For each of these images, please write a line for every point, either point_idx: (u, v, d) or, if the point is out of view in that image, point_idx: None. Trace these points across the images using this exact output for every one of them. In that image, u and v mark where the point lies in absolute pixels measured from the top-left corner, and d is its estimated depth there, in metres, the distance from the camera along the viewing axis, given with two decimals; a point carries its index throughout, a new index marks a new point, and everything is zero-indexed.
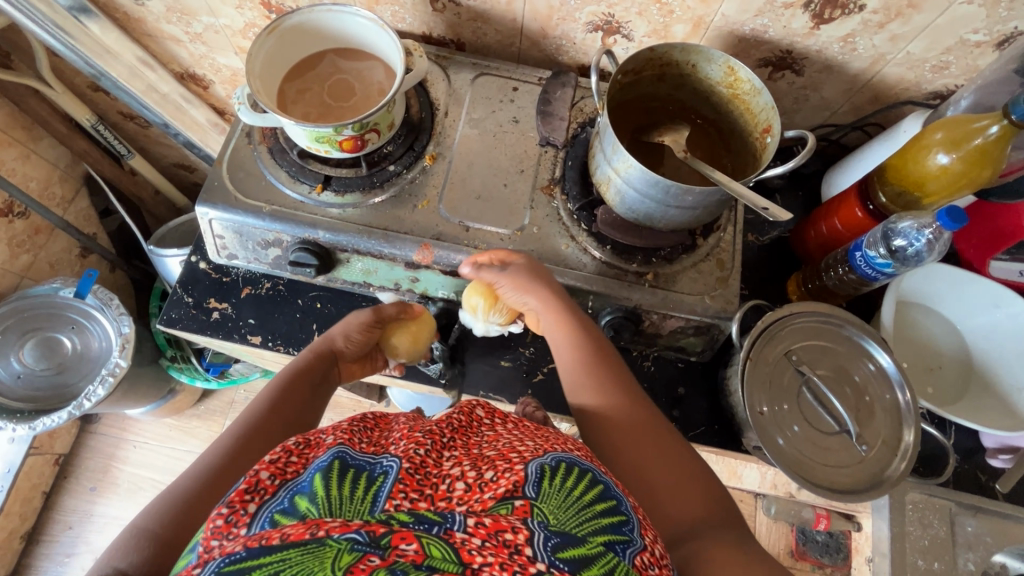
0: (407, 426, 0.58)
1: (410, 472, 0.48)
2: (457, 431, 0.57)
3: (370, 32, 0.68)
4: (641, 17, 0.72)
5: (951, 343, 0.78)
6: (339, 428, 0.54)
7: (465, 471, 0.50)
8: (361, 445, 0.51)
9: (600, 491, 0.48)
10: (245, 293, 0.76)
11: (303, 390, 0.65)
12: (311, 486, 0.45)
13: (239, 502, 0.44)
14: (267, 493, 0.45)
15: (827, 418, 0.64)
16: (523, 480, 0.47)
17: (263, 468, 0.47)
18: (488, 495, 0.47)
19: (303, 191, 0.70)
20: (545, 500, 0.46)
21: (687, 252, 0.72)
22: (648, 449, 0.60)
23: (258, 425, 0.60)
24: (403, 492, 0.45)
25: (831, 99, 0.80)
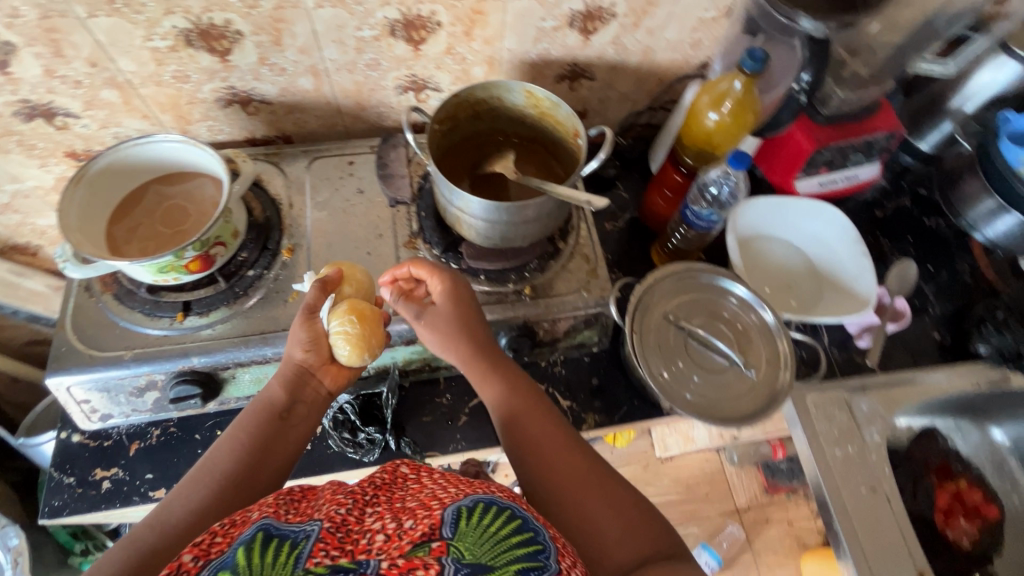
0: (331, 491, 0.56)
1: (332, 531, 0.47)
2: (382, 488, 0.56)
3: (185, 151, 0.68)
4: (441, 69, 0.79)
5: (797, 256, 0.89)
6: (265, 501, 0.52)
7: (386, 525, 0.49)
8: (287, 516, 0.50)
9: (519, 523, 0.47)
10: (134, 449, 0.70)
11: (271, 430, 0.63)
12: (234, 559, 0.43)
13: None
14: (189, 573, 0.43)
15: (715, 358, 0.72)
16: (440, 522, 0.47)
17: (185, 552, 0.46)
18: (406, 540, 0.46)
19: (165, 325, 0.68)
20: (461, 538, 0.46)
21: (553, 257, 0.78)
22: (579, 479, 0.60)
23: (226, 471, 0.58)
24: (324, 550, 0.44)
25: (627, 91, 0.91)
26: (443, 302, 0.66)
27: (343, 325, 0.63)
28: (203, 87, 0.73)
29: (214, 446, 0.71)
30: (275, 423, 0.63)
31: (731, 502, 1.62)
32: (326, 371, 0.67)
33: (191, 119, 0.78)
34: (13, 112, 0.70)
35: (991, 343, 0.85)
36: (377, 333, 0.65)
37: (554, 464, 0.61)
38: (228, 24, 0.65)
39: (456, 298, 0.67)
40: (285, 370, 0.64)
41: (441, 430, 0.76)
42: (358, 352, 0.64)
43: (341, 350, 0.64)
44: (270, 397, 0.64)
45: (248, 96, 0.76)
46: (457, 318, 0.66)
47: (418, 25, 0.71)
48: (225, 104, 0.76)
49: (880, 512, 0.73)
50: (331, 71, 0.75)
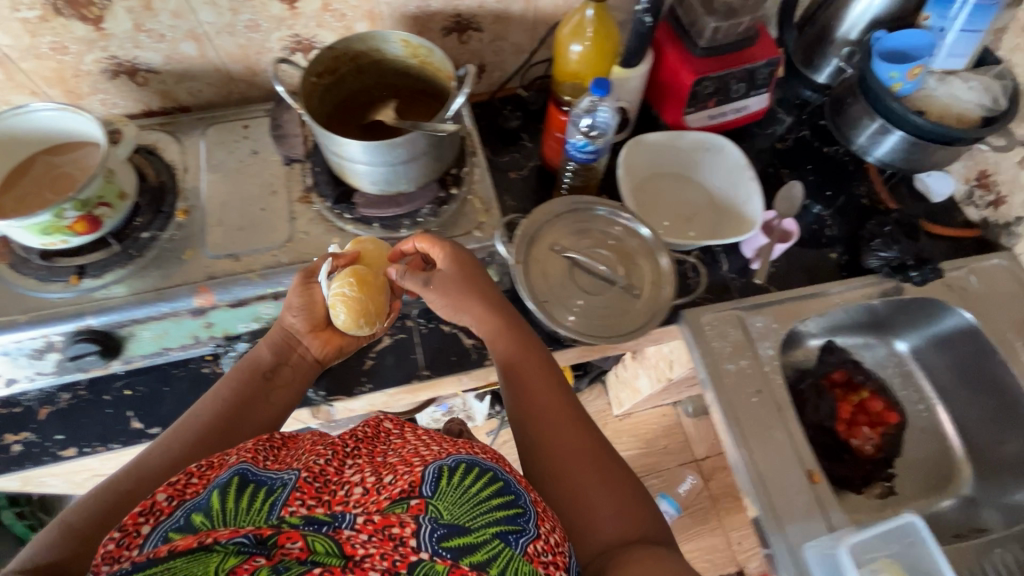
0: (310, 441, 0.58)
1: (308, 480, 0.50)
2: (363, 441, 0.57)
3: (66, 119, 0.70)
4: (323, 28, 0.81)
5: (693, 189, 0.92)
6: (244, 447, 0.54)
7: (364, 477, 0.51)
8: (264, 462, 0.52)
9: (501, 486, 0.49)
10: (44, 413, 0.72)
11: (255, 388, 0.67)
12: (208, 501, 0.46)
13: (132, 525, 0.45)
14: (162, 514, 0.46)
15: (601, 283, 0.75)
16: (420, 481, 0.48)
17: (160, 491, 0.48)
18: (383, 496, 0.48)
19: (60, 289, 0.70)
20: (440, 497, 0.47)
21: (447, 202, 0.80)
22: (573, 443, 0.62)
23: (207, 424, 0.62)
24: (299, 499, 0.47)
25: (519, 42, 0.93)
26: (444, 266, 0.71)
27: (343, 286, 0.67)
28: (85, 58, 0.75)
29: (123, 405, 0.73)
30: (257, 382, 0.68)
31: (689, 452, 1.66)
32: (316, 338, 0.71)
33: (82, 93, 0.79)
34: None
35: (880, 257, 0.87)
36: (373, 301, 0.69)
37: (552, 430, 0.63)
38: None
39: (459, 264, 0.71)
40: (274, 334, 0.70)
41: (349, 376, 0.78)
42: (354, 318, 0.68)
43: (342, 316, 0.68)
44: (256, 360, 0.69)
45: (134, 66, 0.78)
46: (464, 279, 0.71)
47: None
48: (113, 75, 0.78)
49: (770, 417, 0.77)
50: (212, 35, 0.77)
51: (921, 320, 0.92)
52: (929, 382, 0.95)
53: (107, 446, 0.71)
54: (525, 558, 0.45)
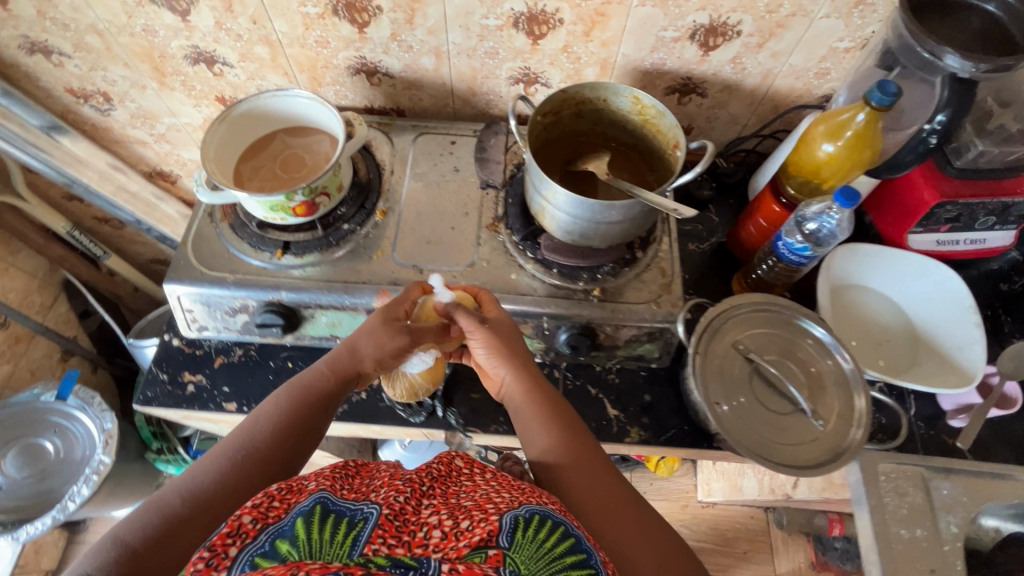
0: (387, 473, 0.62)
1: (389, 518, 0.51)
2: (437, 481, 0.61)
3: (312, 108, 0.75)
4: (553, 66, 0.81)
5: (894, 317, 0.82)
6: (322, 475, 0.57)
7: (442, 519, 0.52)
8: (341, 492, 0.54)
9: (574, 543, 0.50)
10: (218, 362, 0.79)
11: (312, 410, 0.63)
12: (293, 530, 0.47)
13: (221, 545, 0.46)
14: (248, 537, 0.47)
15: (781, 401, 0.68)
16: (497, 530, 0.49)
17: (244, 513, 0.49)
18: (463, 543, 0.48)
19: (265, 258, 0.75)
20: (517, 549, 0.47)
21: (629, 265, 0.77)
22: (641, 541, 0.55)
23: (257, 449, 0.58)
24: (381, 536, 0.48)
25: (738, 113, 0.88)
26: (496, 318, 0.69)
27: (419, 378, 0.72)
28: (338, 54, 0.80)
29: (283, 376, 0.78)
30: (316, 404, 0.63)
31: (771, 568, 1.50)
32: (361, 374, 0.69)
33: (323, 82, 0.86)
34: (183, 55, 0.82)
35: None
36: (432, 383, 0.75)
37: (619, 528, 0.56)
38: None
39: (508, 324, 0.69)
40: (340, 362, 0.65)
41: (487, 411, 0.78)
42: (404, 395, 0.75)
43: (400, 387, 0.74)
44: (309, 374, 0.65)
45: (375, 67, 0.83)
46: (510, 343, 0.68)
47: (541, 20, 0.74)
48: (354, 72, 0.84)
49: None
50: (453, 54, 0.80)
51: None
52: None
53: None
54: None
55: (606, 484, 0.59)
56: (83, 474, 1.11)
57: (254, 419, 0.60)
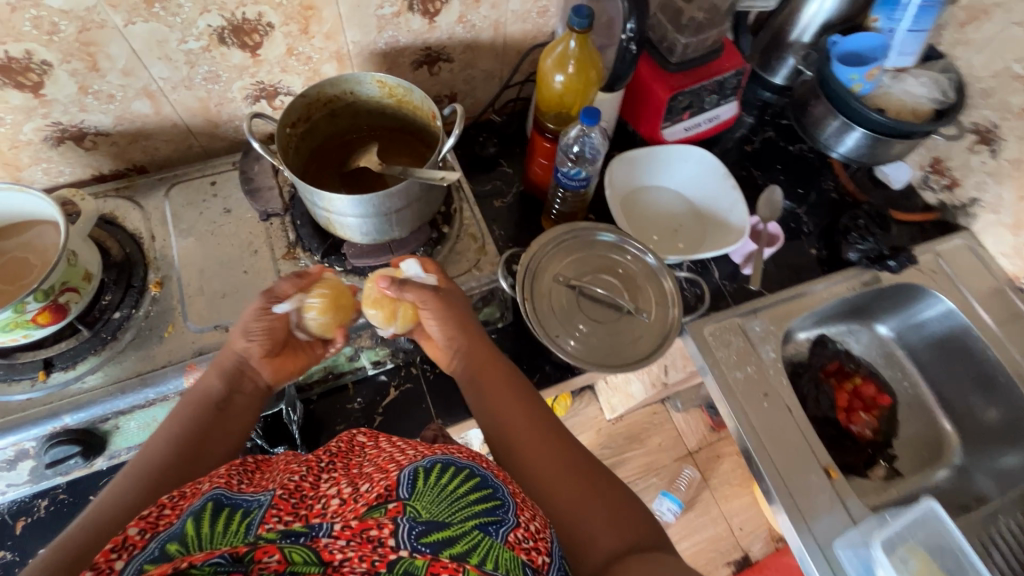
0: (287, 462, 0.55)
1: (284, 498, 0.46)
2: (337, 456, 0.57)
3: (14, 199, 0.63)
4: (288, 72, 0.76)
5: (677, 203, 0.94)
6: (216, 474, 0.50)
7: (341, 489, 0.49)
8: (240, 485, 0.48)
9: (477, 481, 0.49)
10: (21, 526, 0.66)
11: (207, 422, 0.58)
12: (182, 529, 0.41)
13: (103, 563, 0.40)
14: (135, 547, 0.41)
15: (607, 309, 0.74)
16: (395, 484, 0.47)
17: (129, 524, 0.43)
18: (361, 502, 0.46)
19: (26, 388, 0.62)
20: (418, 497, 0.47)
21: (439, 242, 0.77)
22: (557, 464, 0.59)
23: (155, 462, 0.53)
24: (276, 515, 0.44)
25: (490, 68, 0.91)
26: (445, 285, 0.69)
27: (321, 298, 0.63)
28: (24, 128, 0.68)
29: None
30: (214, 412, 0.59)
31: (682, 446, 1.68)
32: (267, 364, 0.63)
33: (23, 165, 0.72)
34: None
35: (859, 250, 0.90)
36: (345, 322, 0.66)
37: (536, 456, 0.60)
38: (30, 55, 0.61)
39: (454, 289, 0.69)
40: (224, 360, 0.61)
41: None
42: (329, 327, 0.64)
43: (313, 327, 0.64)
44: (196, 390, 0.60)
45: (81, 130, 0.71)
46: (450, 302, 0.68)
47: (249, 30, 0.68)
48: (56, 143, 0.71)
49: (782, 420, 0.79)
50: (167, 91, 0.71)
51: (900, 308, 0.97)
52: (913, 362, 0.99)
53: None
54: (506, 546, 0.45)
55: (515, 409, 0.63)
56: None
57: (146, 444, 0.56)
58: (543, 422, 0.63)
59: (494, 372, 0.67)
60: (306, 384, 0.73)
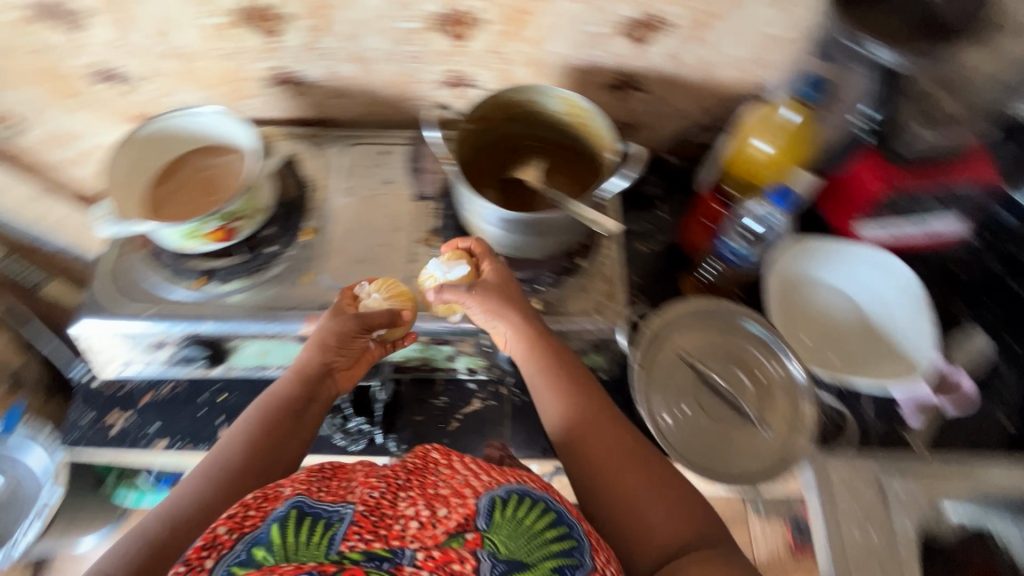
0: (364, 472, 0.57)
1: (365, 514, 0.48)
2: (413, 473, 0.55)
3: (227, 125, 0.71)
4: (484, 68, 0.77)
5: (847, 309, 0.80)
6: (297, 478, 0.54)
7: (419, 511, 0.50)
8: (320, 493, 0.51)
9: (555, 517, 0.49)
10: (145, 399, 0.75)
11: (284, 427, 0.61)
12: (268, 537, 0.45)
13: (196, 560, 0.44)
14: (224, 547, 0.45)
15: (725, 407, 0.66)
16: (474, 513, 0.49)
17: (220, 523, 0.48)
18: (439, 530, 0.47)
19: (186, 288, 0.71)
20: (495, 531, 0.48)
21: (570, 274, 0.74)
22: (616, 459, 0.57)
23: (233, 469, 0.57)
24: (357, 534, 0.46)
25: (682, 107, 0.84)
26: (494, 279, 0.65)
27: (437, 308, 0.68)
28: (254, 65, 0.76)
29: (215, 409, 0.75)
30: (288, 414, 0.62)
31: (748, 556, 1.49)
32: (341, 373, 0.66)
33: (243, 94, 0.81)
34: (86, 73, 0.76)
35: None
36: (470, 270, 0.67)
37: (587, 458, 0.57)
38: (279, 6, 0.67)
39: (506, 279, 0.66)
40: (309, 368, 0.63)
41: (429, 431, 0.75)
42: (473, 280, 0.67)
43: (383, 331, 0.65)
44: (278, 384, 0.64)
45: (296, 77, 0.78)
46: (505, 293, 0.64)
47: (463, 22, 0.70)
48: (274, 83, 0.79)
49: None
50: (375, 60, 0.75)
51: None
52: None
53: (194, 447, 0.73)
54: None
55: (569, 399, 0.60)
56: (32, 512, 1.06)
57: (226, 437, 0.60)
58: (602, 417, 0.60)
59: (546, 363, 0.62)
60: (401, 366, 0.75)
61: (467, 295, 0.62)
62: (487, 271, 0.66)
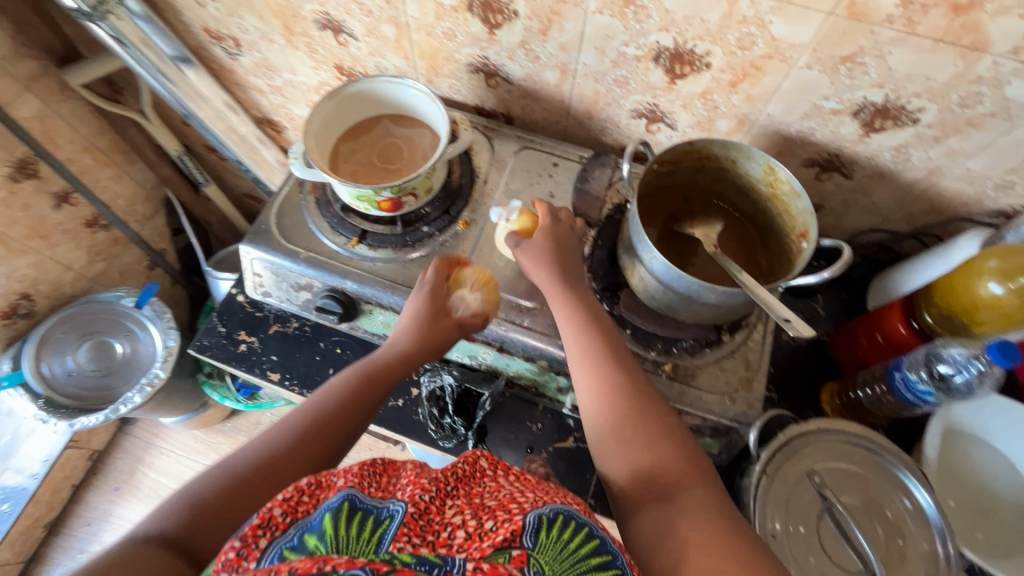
0: (415, 472, 0.52)
1: (415, 516, 0.44)
2: (462, 478, 0.51)
3: (423, 102, 0.73)
4: (685, 109, 0.73)
5: (1013, 486, 0.68)
6: (352, 470, 0.49)
7: (466, 520, 0.45)
8: (370, 489, 0.46)
9: (598, 543, 0.43)
10: (273, 329, 0.80)
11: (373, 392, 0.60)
12: (321, 525, 0.41)
13: (249, 538, 0.41)
14: (278, 531, 0.42)
15: (848, 553, 0.58)
16: (520, 529, 0.43)
17: (276, 504, 0.43)
18: (486, 543, 0.42)
19: (340, 242, 0.74)
20: (542, 552, 0.41)
21: (711, 346, 0.69)
22: (631, 404, 0.55)
23: (320, 420, 0.55)
24: (406, 536, 0.41)
25: (883, 205, 0.76)
26: (542, 237, 0.67)
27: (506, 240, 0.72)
28: (462, 50, 0.77)
29: (328, 359, 0.78)
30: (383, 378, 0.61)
31: None
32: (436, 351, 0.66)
33: (440, 73, 0.83)
34: (314, 19, 0.81)
35: None
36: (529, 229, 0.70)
37: (608, 398, 0.55)
38: (510, 3, 0.67)
39: (556, 237, 0.67)
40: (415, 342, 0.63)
41: (516, 454, 0.74)
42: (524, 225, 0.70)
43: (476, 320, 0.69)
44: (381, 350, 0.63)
45: (496, 70, 0.78)
46: (552, 250, 0.66)
47: (686, 60, 0.66)
48: (473, 70, 0.80)
49: None
50: (579, 74, 0.73)
51: None
52: None
53: (302, 389, 0.77)
54: None
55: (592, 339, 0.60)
56: (141, 382, 1.18)
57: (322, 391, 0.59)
58: (625, 365, 0.58)
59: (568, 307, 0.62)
60: (512, 381, 0.74)
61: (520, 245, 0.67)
62: (540, 228, 0.68)
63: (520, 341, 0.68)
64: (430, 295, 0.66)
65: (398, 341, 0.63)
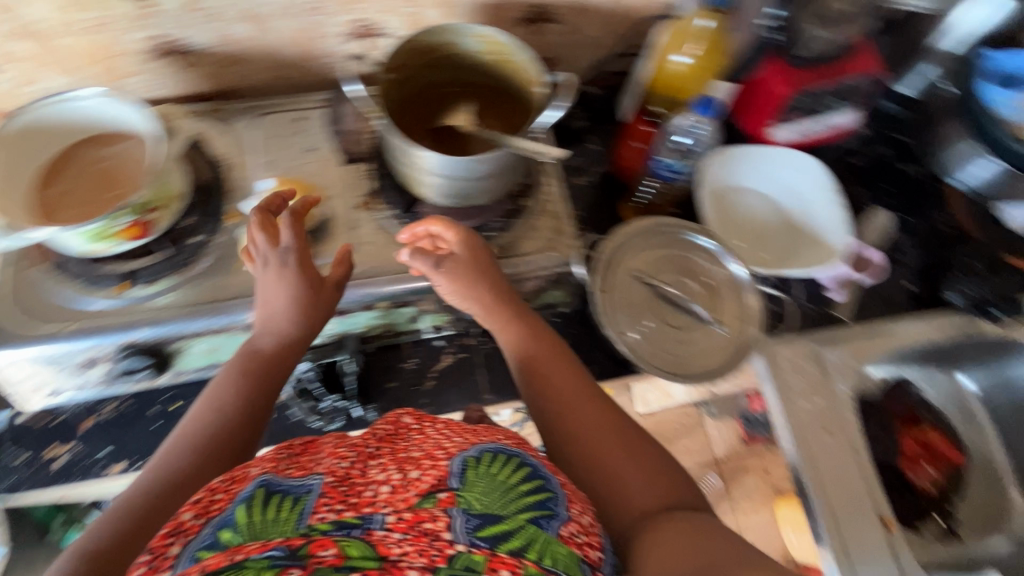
0: (333, 445, 0.58)
1: (334, 485, 0.49)
2: (384, 441, 0.58)
3: (113, 108, 0.63)
4: (392, 13, 0.73)
5: (772, 211, 0.86)
6: (262, 458, 0.54)
7: (390, 475, 0.51)
8: (286, 471, 0.52)
9: (528, 472, 0.51)
10: (86, 425, 0.70)
11: (249, 392, 0.62)
12: (234, 517, 0.44)
13: (161, 547, 0.44)
14: (190, 533, 0.45)
15: (683, 315, 0.71)
16: (447, 474, 0.50)
17: (186, 510, 0.47)
18: (412, 492, 0.48)
19: (105, 296, 0.64)
20: (469, 487, 0.49)
21: (517, 215, 0.75)
22: (608, 437, 0.63)
23: (208, 430, 0.59)
24: (328, 504, 0.46)
25: (596, 36, 0.85)
26: (460, 256, 0.67)
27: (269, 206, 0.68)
28: (130, 37, 0.67)
29: (169, 420, 0.71)
30: (264, 372, 0.63)
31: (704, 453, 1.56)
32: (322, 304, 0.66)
33: (122, 73, 0.72)
34: None
35: (962, 293, 0.84)
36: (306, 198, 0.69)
37: (586, 432, 0.64)
38: None
39: (477, 259, 0.67)
40: (280, 319, 0.63)
41: (407, 396, 0.75)
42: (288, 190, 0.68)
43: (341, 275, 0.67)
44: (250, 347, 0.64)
45: (182, 46, 0.70)
46: (476, 270, 0.67)
47: None
48: (158, 55, 0.70)
49: (844, 459, 0.74)
50: (271, 17, 0.69)
51: (988, 364, 0.90)
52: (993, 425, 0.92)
53: None
54: (558, 538, 0.47)
55: (564, 379, 0.67)
56: None
57: (202, 406, 0.61)
58: (601, 412, 0.65)
59: (534, 360, 0.68)
60: (365, 336, 0.74)
61: (437, 275, 0.65)
62: (456, 243, 0.67)
63: (348, 295, 0.67)
64: (296, 264, 0.63)
65: (272, 326, 0.63)
